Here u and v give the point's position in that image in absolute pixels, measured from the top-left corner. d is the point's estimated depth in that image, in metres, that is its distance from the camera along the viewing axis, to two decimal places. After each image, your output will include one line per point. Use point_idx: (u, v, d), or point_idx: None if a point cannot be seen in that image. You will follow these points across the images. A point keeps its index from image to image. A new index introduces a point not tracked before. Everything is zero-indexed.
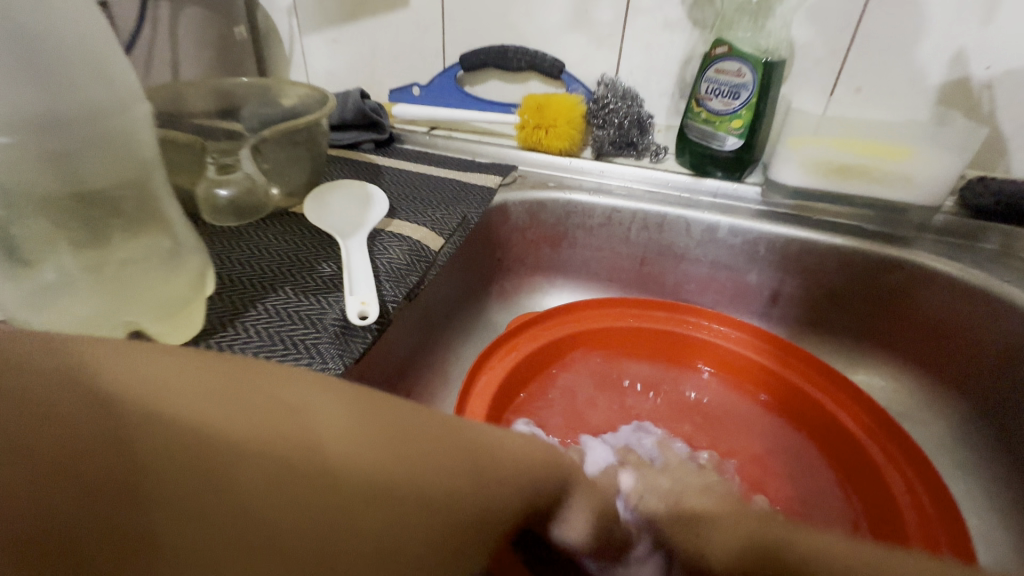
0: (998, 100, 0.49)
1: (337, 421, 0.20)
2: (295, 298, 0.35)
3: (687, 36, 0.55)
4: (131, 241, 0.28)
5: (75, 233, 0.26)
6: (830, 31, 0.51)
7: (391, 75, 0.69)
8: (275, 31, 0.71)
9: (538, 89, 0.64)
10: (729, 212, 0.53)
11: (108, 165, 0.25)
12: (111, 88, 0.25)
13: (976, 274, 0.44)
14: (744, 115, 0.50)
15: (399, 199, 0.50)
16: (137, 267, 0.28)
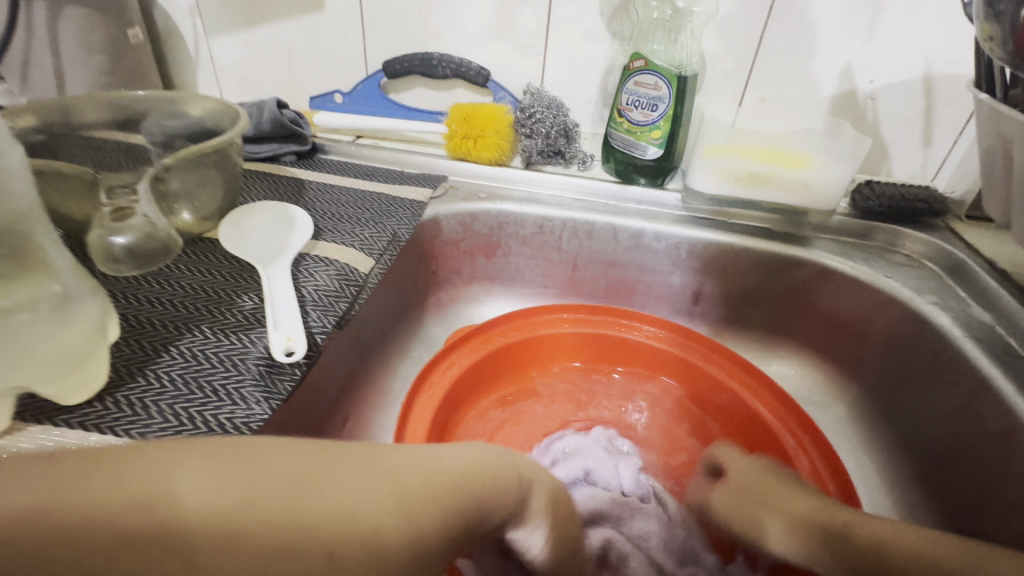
0: (879, 111, 0.54)
1: (314, 478, 0.19)
2: (213, 338, 0.33)
3: (606, 47, 0.57)
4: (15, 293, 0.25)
5: None
6: (737, 45, 0.54)
7: (310, 80, 0.66)
8: (177, 31, 0.65)
9: (464, 96, 0.63)
10: (653, 219, 0.55)
11: None
12: None
13: (866, 270, 0.49)
14: (662, 126, 0.52)
15: (324, 218, 0.48)
16: (23, 321, 0.25)
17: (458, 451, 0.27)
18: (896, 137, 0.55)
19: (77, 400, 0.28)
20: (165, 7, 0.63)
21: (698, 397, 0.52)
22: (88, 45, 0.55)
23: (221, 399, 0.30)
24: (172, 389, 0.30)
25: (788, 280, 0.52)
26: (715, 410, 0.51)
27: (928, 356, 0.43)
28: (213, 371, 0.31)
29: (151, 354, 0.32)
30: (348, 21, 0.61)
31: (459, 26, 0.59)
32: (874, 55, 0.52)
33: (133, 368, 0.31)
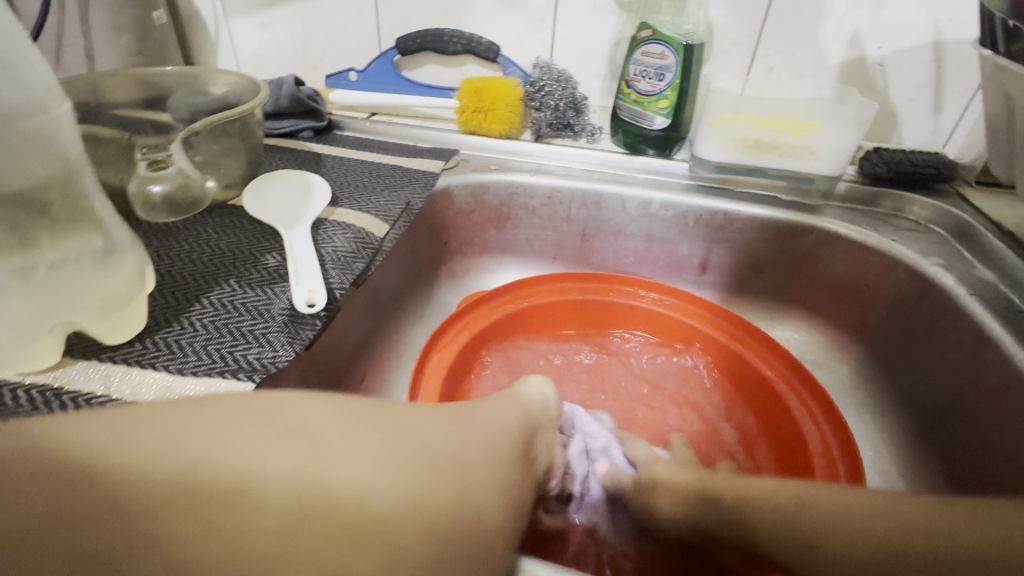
0: (889, 78, 0.54)
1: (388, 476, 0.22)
2: (240, 290, 0.36)
3: (615, 19, 0.57)
4: (63, 242, 0.27)
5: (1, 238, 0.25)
6: (745, 13, 0.54)
7: (326, 60, 0.68)
8: (199, 15, 0.68)
9: (475, 72, 0.65)
10: (661, 188, 0.56)
11: (27, 167, 0.25)
12: (27, 89, 0.25)
13: (871, 234, 0.49)
14: (669, 96, 0.53)
15: (341, 187, 0.50)
16: (70, 268, 0.27)
17: (462, 419, 0.29)
18: (905, 104, 0.55)
19: (120, 340, 0.31)
20: None
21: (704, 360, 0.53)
22: (116, 25, 0.57)
23: (249, 342, 0.32)
24: (205, 333, 0.32)
25: (794, 247, 0.53)
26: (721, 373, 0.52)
27: (931, 317, 0.44)
28: (242, 319, 0.34)
29: (184, 304, 0.34)
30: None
31: (469, 2, 0.60)
32: (883, 20, 0.52)
33: (169, 315, 0.33)
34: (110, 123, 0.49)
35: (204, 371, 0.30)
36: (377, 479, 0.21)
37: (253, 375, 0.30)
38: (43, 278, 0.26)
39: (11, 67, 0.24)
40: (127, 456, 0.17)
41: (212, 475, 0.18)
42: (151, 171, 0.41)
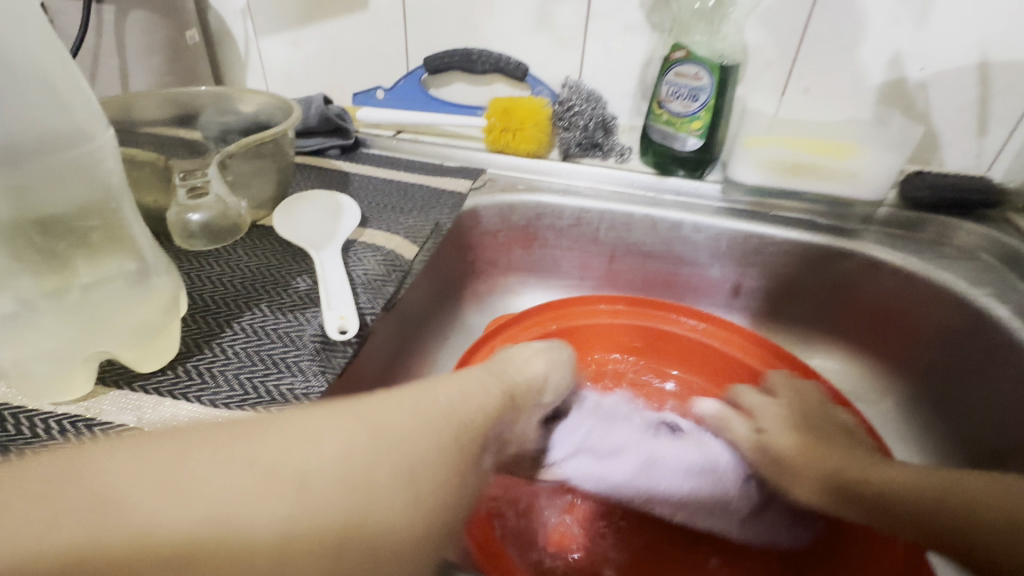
0: (931, 100, 0.53)
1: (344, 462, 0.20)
2: (271, 316, 0.35)
3: (646, 40, 0.57)
4: (97, 267, 0.27)
5: (37, 262, 0.25)
6: (781, 35, 0.53)
7: (353, 78, 0.68)
8: (230, 34, 0.69)
9: (503, 91, 0.64)
10: (693, 210, 0.55)
11: (67, 191, 0.24)
12: (70, 116, 0.24)
13: (915, 260, 0.47)
14: (702, 117, 0.52)
15: (371, 207, 0.49)
16: (102, 290, 0.27)
17: (434, 384, 0.27)
18: (948, 127, 0.54)
19: (151, 367, 0.30)
20: (219, 11, 0.67)
21: None
22: (150, 46, 0.58)
23: (281, 371, 0.32)
24: (237, 361, 0.32)
25: (833, 272, 0.51)
26: None
27: (985, 349, 0.42)
28: (274, 347, 0.33)
29: (216, 330, 0.34)
30: (390, 19, 0.63)
31: (498, 22, 0.60)
32: (925, 42, 0.50)
33: (201, 341, 0.33)
34: (143, 142, 0.50)
35: (236, 402, 0.29)
36: (332, 485, 0.20)
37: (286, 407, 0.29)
38: (75, 302, 0.26)
39: (55, 94, 0.24)
40: (112, 491, 0.17)
41: (181, 508, 0.17)
42: (191, 199, 0.39)
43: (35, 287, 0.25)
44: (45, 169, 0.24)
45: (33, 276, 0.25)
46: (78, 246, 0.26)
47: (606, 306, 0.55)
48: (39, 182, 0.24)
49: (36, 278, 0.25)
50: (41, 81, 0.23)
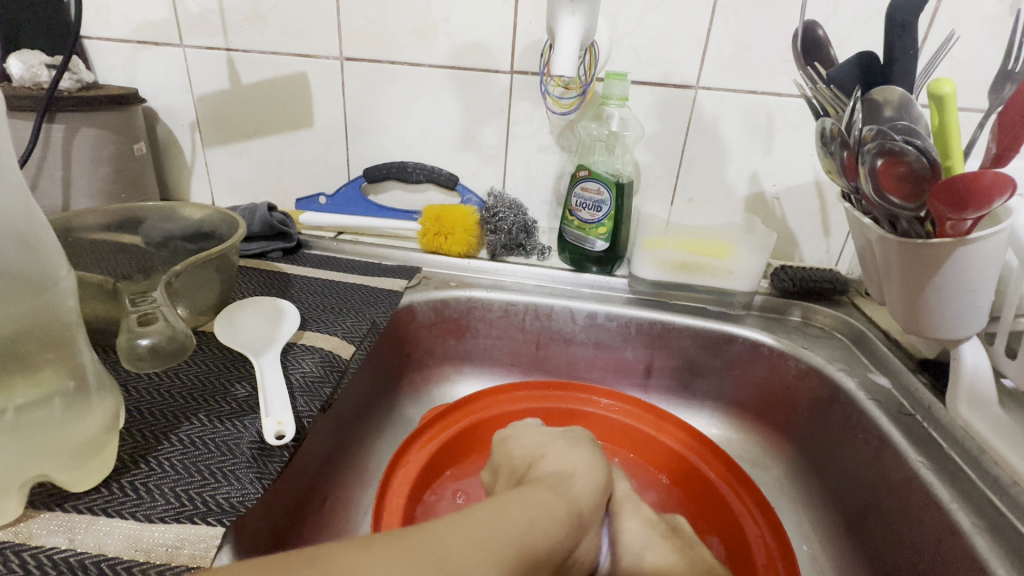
0: (785, 209, 0.65)
1: None
2: (210, 426, 0.37)
3: (557, 158, 0.67)
4: (33, 386, 0.28)
5: None
6: (664, 158, 0.65)
7: (297, 183, 0.74)
8: (177, 143, 0.74)
9: (436, 197, 0.72)
10: (605, 302, 0.63)
11: (17, 317, 0.26)
12: (40, 262, 0.28)
13: (787, 341, 0.56)
14: (606, 224, 0.61)
15: (310, 309, 0.53)
16: (36, 411, 0.28)
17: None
18: (801, 230, 0.66)
19: (89, 484, 0.31)
20: (167, 123, 0.72)
21: (674, 480, 0.54)
22: (97, 158, 0.62)
23: (218, 481, 0.33)
24: (174, 474, 0.33)
25: (724, 353, 0.59)
26: (686, 486, 0.53)
27: (844, 417, 0.49)
28: (210, 456, 0.35)
29: (153, 443, 0.35)
30: (333, 135, 0.70)
31: (431, 140, 0.69)
32: (774, 165, 0.63)
33: (137, 455, 0.34)
34: (83, 251, 0.51)
35: (175, 514, 0.31)
36: None
37: (224, 517, 0.31)
38: (11, 422, 0.27)
39: (34, 244, 0.27)
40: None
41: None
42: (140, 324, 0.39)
43: None
44: (4, 312, 0.26)
45: None
46: (21, 373, 0.27)
47: (606, 400, 0.58)
48: None
49: None
50: (17, 232, 0.26)
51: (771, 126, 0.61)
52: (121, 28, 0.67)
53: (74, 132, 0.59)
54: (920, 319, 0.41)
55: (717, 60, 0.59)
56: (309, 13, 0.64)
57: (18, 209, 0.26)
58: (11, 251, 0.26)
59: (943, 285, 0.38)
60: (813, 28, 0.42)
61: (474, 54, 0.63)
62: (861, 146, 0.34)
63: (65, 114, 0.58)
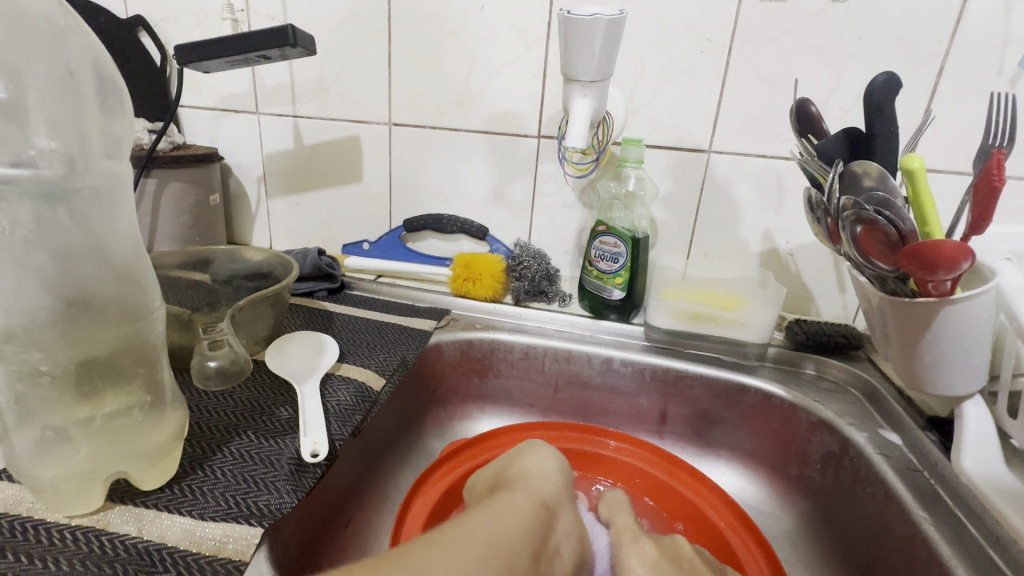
0: (799, 264, 0.68)
1: None
2: (257, 442, 0.42)
3: (579, 213, 0.72)
4: (121, 396, 0.33)
5: (80, 391, 0.32)
6: (679, 215, 0.69)
7: (344, 231, 0.82)
8: (245, 194, 0.84)
9: (468, 246, 0.78)
10: (623, 348, 0.66)
11: (119, 339, 0.33)
12: (144, 296, 0.35)
13: (798, 394, 0.58)
14: (623, 275, 0.66)
15: (349, 344, 0.59)
16: (120, 419, 0.33)
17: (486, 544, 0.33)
18: (816, 285, 0.68)
19: (155, 485, 0.36)
20: (239, 177, 0.83)
21: (691, 532, 0.54)
22: (181, 207, 0.72)
23: (261, 489, 0.38)
24: (225, 481, 0.38)
25: (737, 403, 0.61)
26: (699, 540, 0.53)
27: (853, 472, 0.49)
28: (255, 468, 0.40)
29: (208, 453, 0.40)
30: (379, 189, 0.79)
31: (465, 196, 0.76)
32: (786, 224, 0.66)
33: (195, 463, 0.39)
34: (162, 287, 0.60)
35: (224, 513, 0.36)
36: None
37: (262, 519, 0.36)
38: (100, 425, 0.32)
39: (139, 281, 0.34)
40: None
41: None
42: (211, 349, 0.47)
43: (73, 417, 0.32)
44: (108, 335, 0.32)
45: (75, 402, 0.31)
46: (114, 384, 0.33)
47: (617, 443, 0.60)
48: (96, 331, 0.32)
49: (75, 404, 0.32)
50: (127, 272, 0.33)
51: (782, 187, 0.65)
52: (209, 99, 0.79)
53: (164, 186, 0.70)
54: (917, 374, 0.43)
55: (729, 128, 0.64)
56: (365, 88, 0.74)
57: (131, 252, 0.34)
58: (122, 288, 0.33)
59: (938, 342, 0.40)
60: (807, 105, 0.46)
61: (506, 121, 0.70)
62: (841, 213, 0.38)
63: (159, 169, 0.69)
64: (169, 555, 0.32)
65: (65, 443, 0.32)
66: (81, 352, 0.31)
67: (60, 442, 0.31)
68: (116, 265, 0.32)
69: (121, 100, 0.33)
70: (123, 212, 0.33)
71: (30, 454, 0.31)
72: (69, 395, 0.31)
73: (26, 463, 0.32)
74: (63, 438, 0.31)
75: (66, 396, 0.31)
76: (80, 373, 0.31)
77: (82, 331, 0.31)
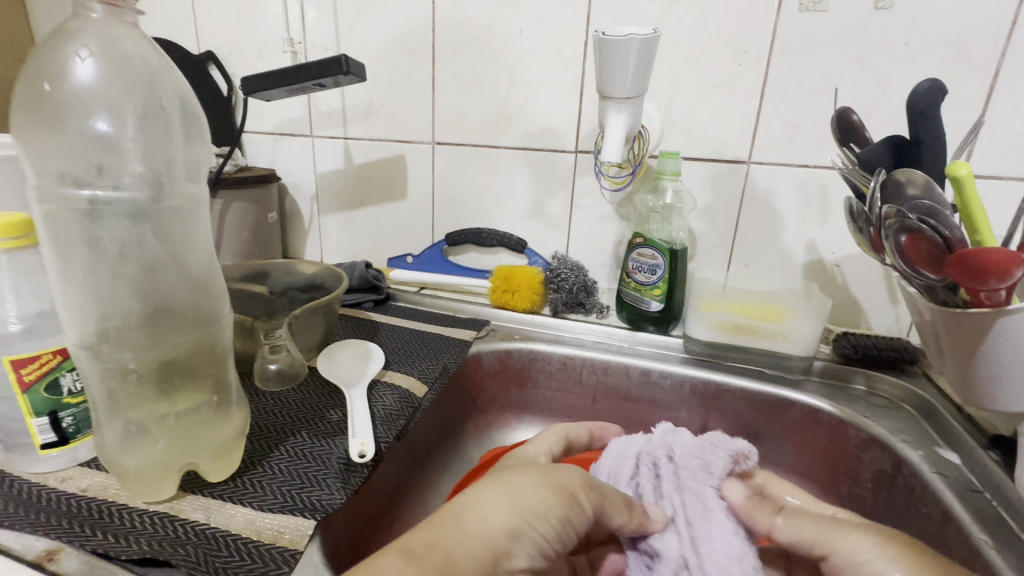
0: (846, 275, 0.66)
1: None
2: (310, 441, 0.45)
3: (617, 226, 0.73)
4: (193, 395, 0.37)
5: (158, 388, 0.35)
6: (719, 226, 0.69)
7: (390, 245, 0.86)
8: (299, 212, 0.90)
9: (507, 259, 0.81)
10: (661, 360, 0.65)
11: (192, 343, 0.36)
12: (217, 304, 0.38)
13: (847, 409, 0.56)
14: (661, 286, 0.66)
15: (394, 353, 0.62)
16: (192, 416, 0.37)
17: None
18: (866, 297, 0.66)
19: (220, 478, 0.40)
20: (294, 197, 0.89)
21: None
22: (242, 225, 0.78)
23: (313, 485, 0.41)
24: (281, 476, 0.41)
25: (782, 418, 0.59)
26: None
27: (907, 492, 0.47)
28: (308, 465, 0.43)
29: (267, 451, 0.44)
30: (422, 206, 0.82)
31: (504, 210, 0.78)
32: (831, 234, 0.65)
33: (255, 459, 0.43)
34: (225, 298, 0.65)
35: (280, 506, 0.38)
36: None
37: (314, 513, 0.38)
38: (174, 420, 0.36)
39: (213, 291, 0.38)
40: None
41: None
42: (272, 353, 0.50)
43: (153, 412, 0.35)
44: (184, 338, 0.36)
45: (154, 398, 0.35)
46: (187, 384, 0.36)
47: None
48: (173, 335, 0.35)
49: (154, 400, 0.35)
50: (203, 282, 0.37)
51: (825, 197, 0.64)
52: (269, 125, 0.86)
53: (228, 206, 0.76)
54: (975, 389, 0.41)
55: (769, 138, 0.64)
56: (410, 110, 0.78)
57: (208, 265, 0.37)
58: (197, 297, 0.36)
59: (994, 356, 0.38)
60: (848, 114, 0.45)
61: (544, 138, 0.73)
62: (884, 221, 0.37)
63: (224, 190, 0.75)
64: (232, 541, 0.35)
65: (145, 436, 0.35)
66: (160, 355, 0.35)
67: (140, 434, 0.35)
68: (194, 277, 0.36)
69: (202, 129, 0.37)
70: (202, 230, 0.37)
71: (116, 444, 0.35)
72: (149, 392, 0.35)
73: (114, 452, 0.36)
74: (143, 430, 0.35)
75: (146, 393, 0.35)
76: (159, 372, 0.35)
77: (160, 336, 0.35)
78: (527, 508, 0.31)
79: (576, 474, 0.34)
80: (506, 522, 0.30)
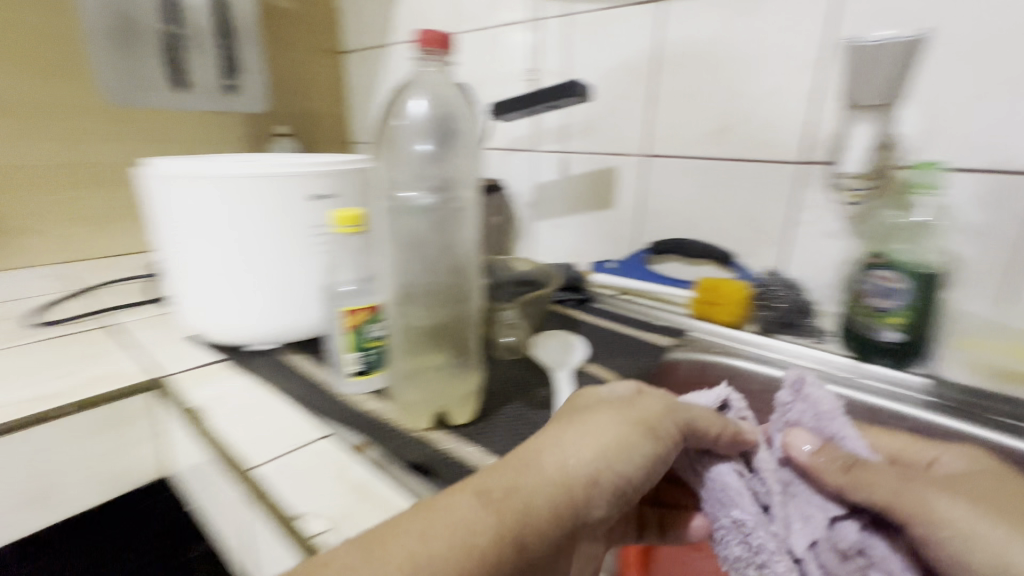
0: None
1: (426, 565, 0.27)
2: (525, 409, 0.53)
3: (847, 243, 0.66)
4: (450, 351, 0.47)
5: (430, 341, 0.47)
6: (995, 252, 0.57)
7: (593, 251, 0.93)
8: (517, 218, 1.03)
9: (712, 272, 0.80)
10: (897, 400, 0.56)
11: (451, 312, 0.47)
12: (472, 287, 0.48)
13: None
14: (901, 314, 0.58)
15: (595, 348, 0.68)
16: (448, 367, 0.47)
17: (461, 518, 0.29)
18: None
19: (463, 420, 0.48)
20: (515, 204, 1.02)
21: None
22: None
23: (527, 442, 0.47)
24: (503, 429, 0.49)
25: None
26: None
27: None
28: (524, 426, 0.50)
29: (492, 409, 0.53)
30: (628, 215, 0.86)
31: (713, 223, 0.77)
32: None
33: (484, 413, 0.52)
34: None
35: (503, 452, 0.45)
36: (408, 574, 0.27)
37: None
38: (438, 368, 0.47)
39: (471, 278, 0.48)
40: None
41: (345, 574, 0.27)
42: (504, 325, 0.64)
43: (425, 358, 0.47)
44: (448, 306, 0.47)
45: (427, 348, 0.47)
46: (447, 342, 0.47)
47: None
48: (441, 303, 0.46)
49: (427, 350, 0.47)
50: (465, 268, 0.47)
51: None
52: (502, 143, 1.01)
53: None
54: None
55: None
56: (626, 126, 0.83)
57: (470, 258, 0.47)
58: (460, 278, 0.47)
59: None
60: None
61: (765, 149, 0.70)
62: None
63: None
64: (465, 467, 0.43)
65: (418, 377, 0.47)
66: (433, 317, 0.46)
67: (416, 375, 0.47)
68: (460, 265, 0.47)
69: (475, 150, 0.48)
70: (469, 229, 0.47)
71: (400, 379, 0.48)
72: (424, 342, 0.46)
73: (398, 386, 0.48)
74: (417, 372, 0.47)
75: (422, 343, 0.46)
76: (431, 329, 0.46)
77: (433, 301, 0.46)
78: (607, 444, 0.34)
79: (652, 406, 0.37)
80: (576, 470, 0.33)
